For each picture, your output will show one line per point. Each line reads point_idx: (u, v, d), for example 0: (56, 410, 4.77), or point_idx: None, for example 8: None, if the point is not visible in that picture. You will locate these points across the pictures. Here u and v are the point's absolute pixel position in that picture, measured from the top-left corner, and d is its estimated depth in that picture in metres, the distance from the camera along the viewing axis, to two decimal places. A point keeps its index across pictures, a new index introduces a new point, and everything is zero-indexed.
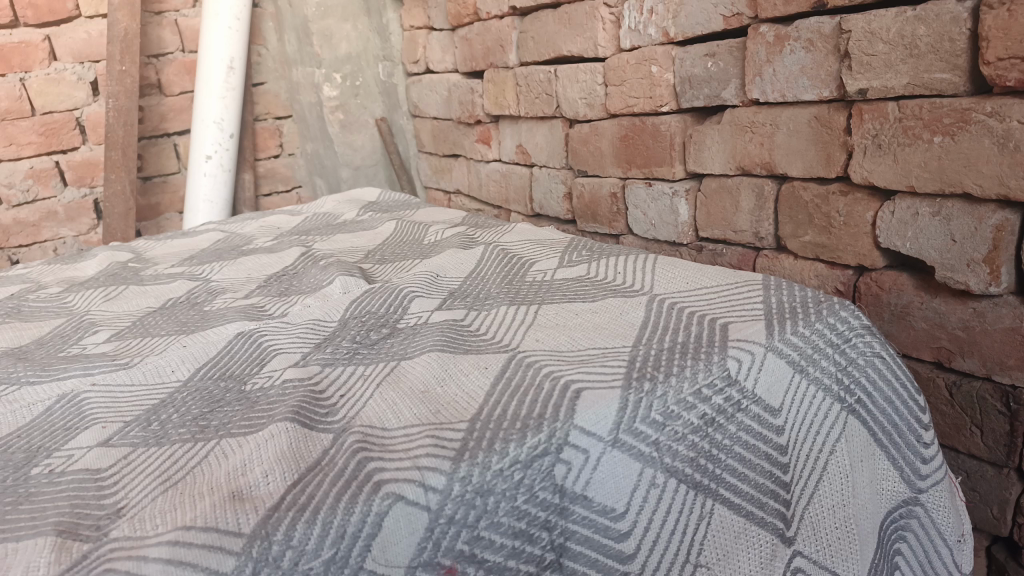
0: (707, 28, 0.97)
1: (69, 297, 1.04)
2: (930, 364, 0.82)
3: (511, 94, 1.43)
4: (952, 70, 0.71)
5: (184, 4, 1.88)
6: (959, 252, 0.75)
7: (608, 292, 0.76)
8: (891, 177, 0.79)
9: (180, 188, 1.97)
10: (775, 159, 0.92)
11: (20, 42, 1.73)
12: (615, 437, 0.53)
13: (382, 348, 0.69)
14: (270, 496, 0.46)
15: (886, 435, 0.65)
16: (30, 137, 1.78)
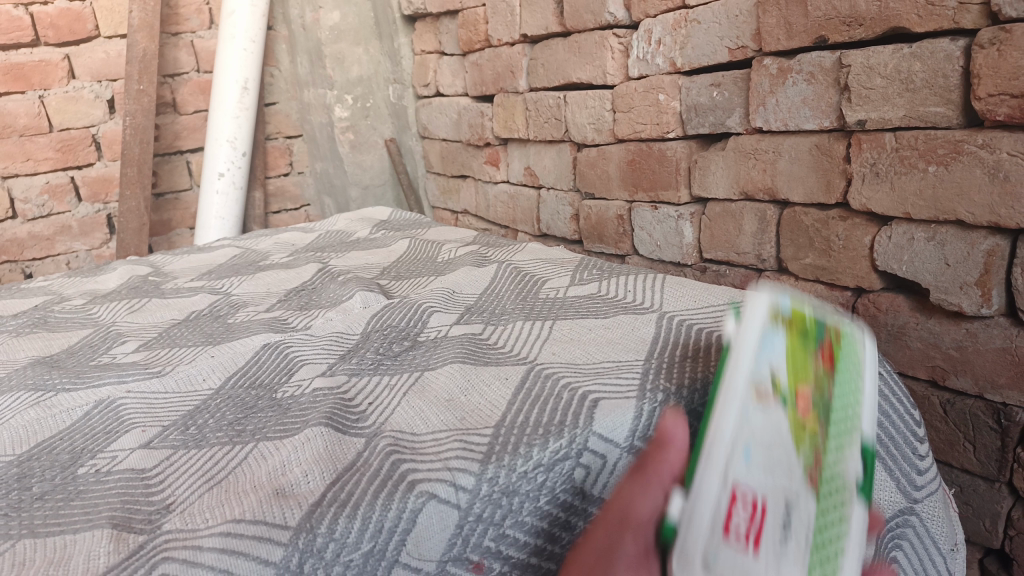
0: (713, 59, 1.02)
1: (94, 309, 1.07)
2: (926, 382, 0.86)
3: (520, 118, 1.48)
4: (945, 104, 0.76)
5: (201, 26, 1.93)
6: (953, 275, 0.79)
7: (619, 309, 0.80)
8: (888, 204, 0.83)
9: (191, 205, 2.01)
10: (777, 185, 0.96)
11: (41, 60, 1.77)
12: (631, 444, 0.56)
13: (405, 359, 0.73)
14: (311, 494, 0.50)
15: (882, 448, 0.69)
16: (47, 152, 1.82)
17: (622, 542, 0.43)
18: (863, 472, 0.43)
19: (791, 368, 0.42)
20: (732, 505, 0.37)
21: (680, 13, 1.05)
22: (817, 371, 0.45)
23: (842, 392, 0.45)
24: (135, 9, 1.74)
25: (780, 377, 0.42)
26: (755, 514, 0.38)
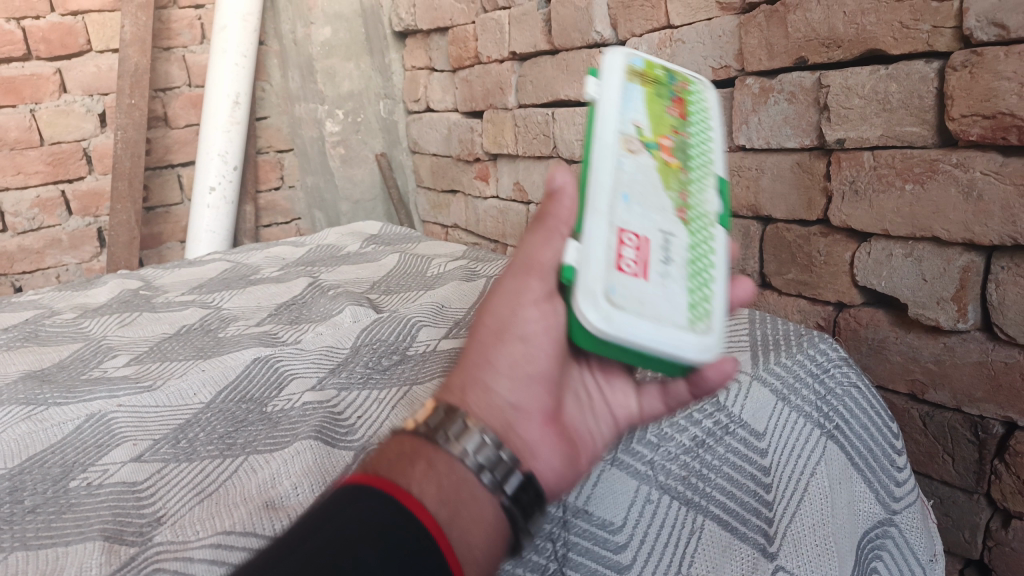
0: (697, 78, 1.04)
1: (85, 323, 1.08)
2: (906, 396, 0.88)
3: (510, 134, 1.49)
4: (921, 124, 0.78)
5: (193, 40, 1.94)
6: (930, 291, 0.81)
7: None
8: (867, 221, 0.85)
9: (182, 218, 2.02)
10: (760, 202, 0.98)
11: (32, 74, 1.78)
12: (615, 456, 0.58)
13: (394, 373, 0.74)
14: (301, 506, 0.52)
15: (862, 459, 0.70)
16: (38, 166, 1.83)
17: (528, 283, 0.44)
18: (720, 204, 0.50)
19: (651, 119, 0.51)
20: (620, 240, 0.43)
21: (665, 33, 1.07)
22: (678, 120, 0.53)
23: (697, 144, 0.53)
24: (127, 24, 1.75)
25: (645, 130, 0.50)
26: (639, 246, 0.44)
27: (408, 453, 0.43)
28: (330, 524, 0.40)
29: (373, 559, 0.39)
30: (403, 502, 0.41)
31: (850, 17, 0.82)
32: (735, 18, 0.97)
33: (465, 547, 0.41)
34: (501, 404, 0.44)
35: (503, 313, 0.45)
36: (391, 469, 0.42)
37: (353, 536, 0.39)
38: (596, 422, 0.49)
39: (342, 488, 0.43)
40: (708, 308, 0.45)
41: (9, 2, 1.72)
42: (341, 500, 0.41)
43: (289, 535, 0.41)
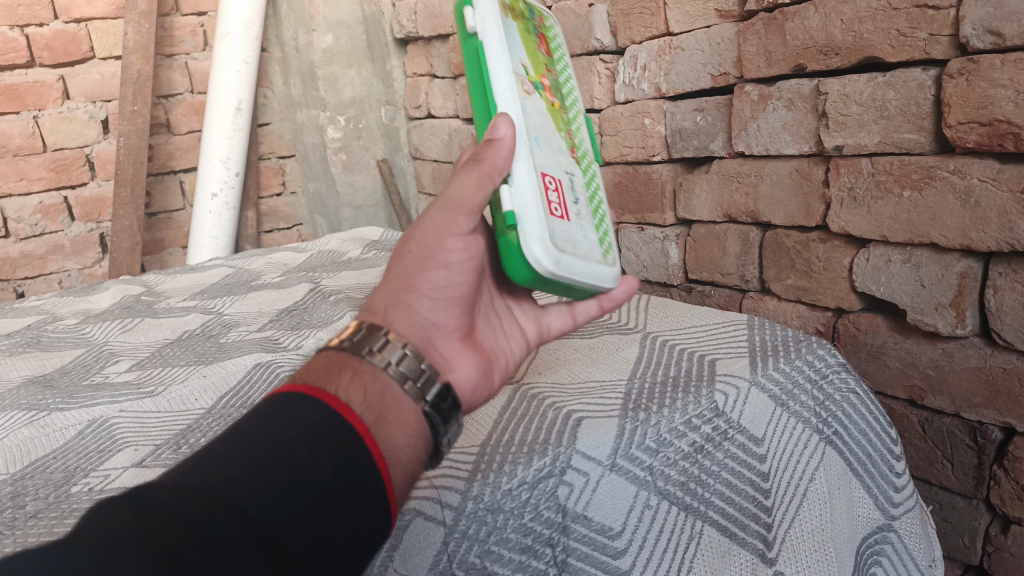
0: (696, 85, 1.04)
1: (87, 328, 1.08)
2: (904, 401, 0.88)
3: None
4: (918, 130, 0.78)
5: (195, 47, 1.95)
6: (928, 296, 0.81)
7: (604, 329, 0.82)
8: (865, 227, 0.85)
9: (184, 224, 2.03)
10: (759, 208, 0.98)
11: (36, 81, 1.79)
12: (613, 461, 0.58)
13: None
14: None
15: (861, 465, 0.70)
16: (40, 172, 1.84)
17: (456, 222, 0.52)
18: (588, 140, 0.66)
19: (528, 55, 0.60)
20: (546, 185, 0.54)
21: (664, 40, 1.08)
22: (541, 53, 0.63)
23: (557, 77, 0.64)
24: (130, 32, 1.76)
25: (529, 69, 0.59)
26: (558, 189, 0.56)
27: (334, 362, 0.49)
28: (266, 420, 0.44)
29: (307, 453, 0.42)
30: (331, 405, 0.45)
31: (848, 25, 0.82)
32: (734, 25, 0.97)
33: (389, 445, 0.46)
34: (423, 325, 0.52)
35: (425, 244, 0.52)
36: (319, 379, 0.47)
37: (288, 431, 0.43)
38: (503, 341, 0.58)
39: (274, 395, 0.46)
40: (608, 242, 0.61)
41: (13, 9, 1.73)
42: (274, 403, 0.45)
43: (225, 432, 0.44)
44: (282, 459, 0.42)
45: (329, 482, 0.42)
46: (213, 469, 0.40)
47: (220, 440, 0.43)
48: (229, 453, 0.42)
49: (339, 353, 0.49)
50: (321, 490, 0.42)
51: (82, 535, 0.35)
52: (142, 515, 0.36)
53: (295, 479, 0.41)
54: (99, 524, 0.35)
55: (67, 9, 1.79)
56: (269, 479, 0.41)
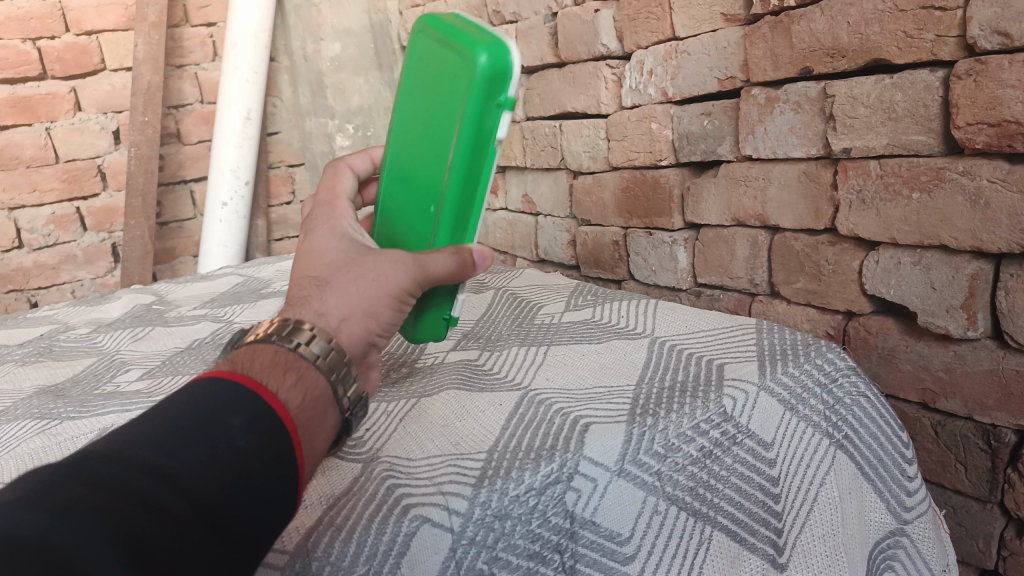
0: (703, 89, 1.04)
1: (99, 338, 1.09)
2: (917, 404, 0.88)
3: (517, 146, 1.46)
4: (927, 132, 0.78)
5: (205, 58, 1.96)
6: (939, 299, 0.80)
7: (613, 334, 0.82)
8: (874, 230, 0.85)
9: (195, 233, 2.04)
10: (768, 211, 0.98)
11: (47, 93, 1.81)
12: (621, 467, 0.58)
13: (403, 385, 0.74)
14: (310, 518, 0.53)
15: (872, 469, 0.69)
16: (53, 183, 1.85)
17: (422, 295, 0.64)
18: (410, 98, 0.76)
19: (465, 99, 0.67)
20: None
21: (670, 45, 1.08)
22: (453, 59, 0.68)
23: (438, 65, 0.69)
24: (140, 43, 1.77)
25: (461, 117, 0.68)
26: None
27: (271, 360, 0.54)
28: (201, 405, 0.47)
29: (241, 438, 0.47)
30: (264, 401, 0.50)
31: (854, 27, 0.82)
32: (740, 29, 0.97)
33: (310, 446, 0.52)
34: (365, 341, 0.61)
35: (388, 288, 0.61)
36: (257, 374, 0.52)
37: (222, 417, 0.47)
38: None
39: (211, 384, 0.50)
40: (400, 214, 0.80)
41: (25, 22, 1.75)
42: (209, 390, 0.49)
43: (163, 413, 0.47)
44: (218, 442, 0.45)
45: (260, 468, 0.47)
46: (155, 446, 0.43)
47: (155, 419, 0.46)
48: (171, 434, 0.45)
49: (275, 354, 0.54)
50: (252, 472, 0.46)
51: (36, 497, 0.37)
52: (92, 486, 0.39)
53: (231, 461, 0.45)
54: (51, 490, 0.38)
55: (78, 21, 1.80)
56: (206, 460, 0.44)
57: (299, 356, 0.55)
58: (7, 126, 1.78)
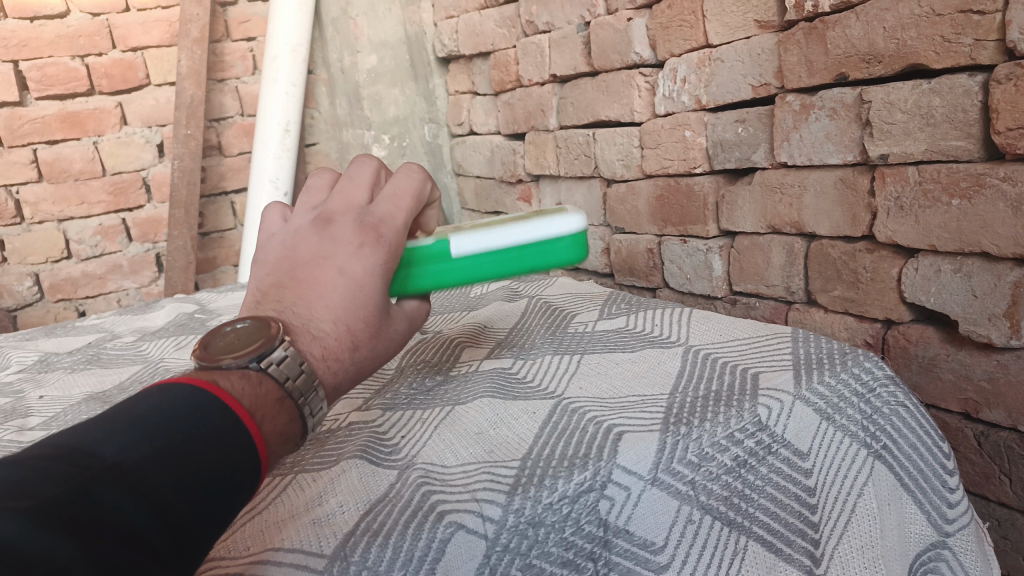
0: (737, 96, 1.04)
1: (144, 346, 1.12)
2: (959, 414, 0.86)
3: (552, 155, 1.48)
4: (966, 137, 0.77)
5: (245, 71, 2.00)
6: (981, 307, 0.79)
7: (647, 343, 0.82)
8: (913, 237, 0.84)
9: (236, 243, 2.09)
10: (804, 219, 0.97)
11: (95, 108, 1.86)
12: (654, 475, 0.58)
13: (438, 394, 0.75)
14: (346, 523, 0.54)
15: (912, 480, 0.68)
16: (100, 195, 1.91)
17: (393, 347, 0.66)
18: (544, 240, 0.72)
19: None
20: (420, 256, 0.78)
21: (704, 52, 1.08)
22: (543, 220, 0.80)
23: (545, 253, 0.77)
24: (183, 59, 1.82)
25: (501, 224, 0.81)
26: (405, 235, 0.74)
27: (277, 405, 0.55)
28: (201, 431, 0.48)
29: (228, 476, 0.47)
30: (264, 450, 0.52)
31: (890, 32, 0.81)
32: (774, 36, 0.97)
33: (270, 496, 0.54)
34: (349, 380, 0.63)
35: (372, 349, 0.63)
36: (258, 411, 0.53)
37: (218, 450, 0.48)
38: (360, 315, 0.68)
39: (225, 414, 0.50)
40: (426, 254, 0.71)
41: (74, 40, 1.81)
42: (213, 414, 0.49)
43: (171, 429, 0.47)
44: (208, 477, 0.46)
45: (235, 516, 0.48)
46: (154, 470, 0.44)
47: (156, 431, 0.46)
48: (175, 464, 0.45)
49: (281, 401, 0.55)
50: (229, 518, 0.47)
51: (41, 514, 0.37)
52: (92, 512, 0.39)
53: (216, 498, 0.46)
54: (56, 510, 0.38)
55: (124, 38, 1.86)
56: (196, 496, 0.45)
57: (299, 412, 0.57)
58: (57, 141, 1.84)
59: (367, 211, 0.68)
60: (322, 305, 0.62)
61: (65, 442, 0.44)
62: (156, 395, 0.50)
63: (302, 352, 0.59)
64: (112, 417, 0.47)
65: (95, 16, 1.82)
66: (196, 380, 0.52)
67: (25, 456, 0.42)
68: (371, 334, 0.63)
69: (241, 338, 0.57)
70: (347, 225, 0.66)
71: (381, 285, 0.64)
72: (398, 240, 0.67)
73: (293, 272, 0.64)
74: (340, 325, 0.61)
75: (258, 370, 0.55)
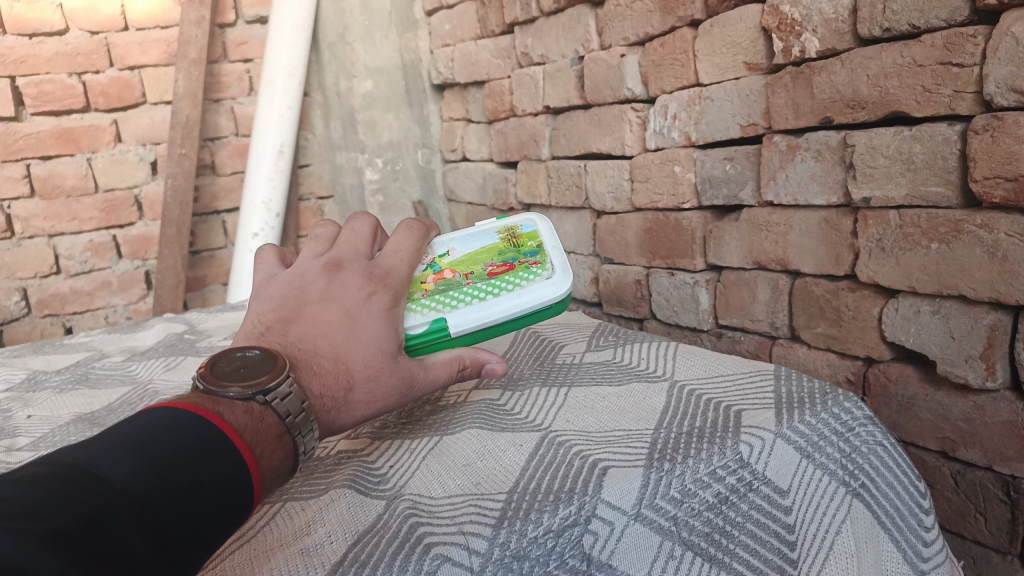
0: (726, 134, 1.06)
1: (133, 366, 1.12)
2: (937, 453, 0.88)
3: (543, 184, 1.49)
4: (945, 184, 0.79)
5: (241, 92, 2.02)
6: (958, 348, 0.81)
7: (633, 377, 0.83)
8: (894, 278, 0.86)
9: (226, 263, 2.09)
10: (789, 256, 0.99)
11: (90, 126, 1.87)
12: (637, 511, 0.60)
13: (427, 423, 0.76)
14: (335, 553, 0.54)
15: (889, 518, 0.69)
16: (92, 212, 1.92)
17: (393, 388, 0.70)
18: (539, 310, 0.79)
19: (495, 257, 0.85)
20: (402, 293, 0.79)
21: (694, 91, 1.10)
22: (522, 264, 0.83)
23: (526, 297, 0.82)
24: (181, 79, 1.84)
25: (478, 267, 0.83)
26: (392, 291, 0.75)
27: (274, 442, 0.57)
28: (202, 459, 0.50)
29: (221, 503, 0.49)
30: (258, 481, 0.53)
31: (874, 80, 0.84)
32: (762, 78, 1.00)
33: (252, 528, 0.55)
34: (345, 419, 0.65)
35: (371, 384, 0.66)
36: (257, 447, 0.55)
37: (213, 478, 0.50)
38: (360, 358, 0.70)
39: (227, 443, 0.52)
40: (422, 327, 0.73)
41: (72, 57, 1.83)
42: (214, 444, 0.51)
43: (174, 458, 0.49)
44: (203, 506, 0.48)
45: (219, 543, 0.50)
46: (155, 497, 0.46)
47: (159, 458, 0.48)
48: (174, 494, 0.47)
49: (279, 437, 0.57)
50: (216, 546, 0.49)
51: (52, 541, 0.39)
52: (97, 540, 0.41)
53: (209, 526, 0.48)
54: (66, 538, 0.39)
55: (122, 57, 1.87)
56: (191, 523, 0.47)
57: (293, 448, 0.59)
58: (51, 157, 1.85)
59: (374, 263, 0.73)
60: (324, 343, 0.65)
61: (69, 463, 0.45)
62: (156, 418, 0.51)
63: (303, 388, 0.62)
64: (112, 440, 0.48)
65: (94, 35, 1.84)
66: (201, 410, 0.54)
67: (31, 477, 0.43)
68: (369, 375, 0.65)
69: (247, 368, 0.59)
70: (357, 273, 0.71)
71: (386, 327, 0.68)
72: (403, 288, 0.73)
73: (300, 310, 0.68)
74: (340, 363, 0.65)
75: (262, 403, 0.58)
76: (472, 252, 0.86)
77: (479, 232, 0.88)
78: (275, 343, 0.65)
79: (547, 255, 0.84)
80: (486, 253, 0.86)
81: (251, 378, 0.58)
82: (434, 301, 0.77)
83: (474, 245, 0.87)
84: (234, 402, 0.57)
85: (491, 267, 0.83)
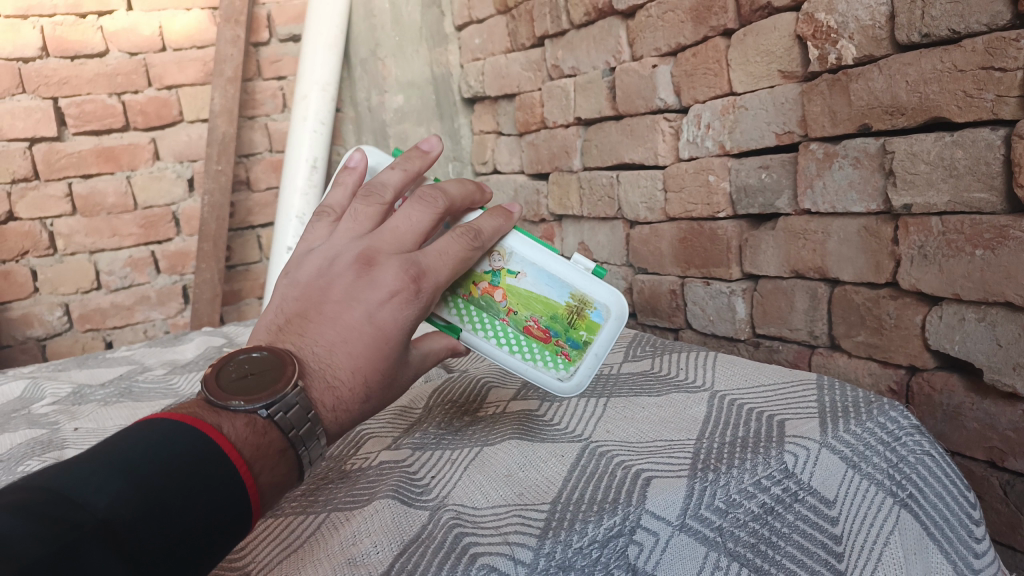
0: (761, 143, 1.06)
1: (175, 379, 1.14)
2: (984, 463, 0.86)
3: (575, 195, 1.49)
4: (989, 190, 0.78)
5: (274, 109, 2.06)
6: (1005, 356, 0.80)
7: (673, 387, 0.83)
8: (936, 285, 0.85)
9: (261, 276, 2.12)
10: (827, 265, 0.98)
11: (130, 143, 1.92)
12: (682, 521, 0.59)
13: (466, 435, 0.76)
14: (381, 564, 0.55)
15: (939, 529, 0.68)
16: (131, 228, 1.95)
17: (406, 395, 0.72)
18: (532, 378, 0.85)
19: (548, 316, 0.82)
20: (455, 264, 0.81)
21: (727, 100, 1.10)
22: (553, 343, 0.82)
23: None
24: (217, 97, 1.87)
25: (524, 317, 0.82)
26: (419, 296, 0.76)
27: (277, 455, 0.59)
28: (196, 481, 0.52)
29: (212, 522, 0.51)
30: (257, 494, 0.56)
31: (912, 86, 0.83)
32: (798, 85, 0.99)
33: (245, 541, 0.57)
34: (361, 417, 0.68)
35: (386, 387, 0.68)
36: (257, 462, 0.57)
37: (205, 495, 0.51)
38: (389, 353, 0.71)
39: (219, 463, 0.54)
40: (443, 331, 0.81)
41: (112, 77, 1.87)
42: (210, 461, 0.53)
43: (160, 481, 0.50)
44: (190, 528, 0.50)
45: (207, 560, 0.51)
46: (138, 523, 0.47)
47: (146, 480, 0.50)
48: (159, 518, 0.48)
49: (282, 451, 0.59)
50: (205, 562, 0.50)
51: None
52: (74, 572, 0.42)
53: (194, 547, 0.50)
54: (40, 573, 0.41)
55: (160, 76, 1.91)
56: (174, 545, 0.48)
57: (298, 460, 0.61)
58: (92, 175, 1.89)
59: (413, 258, 0.71)
60: (343, 348, 0.66)
61: (53, 491, 0.46)
62: (151, 437, 0.53)
63: (314, 399, 0.63)
64: (103, 461, 0.50)
65: (133, 55, 1.89)
66: (201, 424, 0.56)
67: (13, 503, 0.44)
68: (383, 384, 0.67)
69: (254, 377, 0.61)
70: (391, 269, 0.69)
71: (403, 334, 0.68)
72: (434, 293, 0.71)
73: (321, 308, 0.68)
74: (358, 372, 0.66)
75: (265, 417, 0.59)
76: (535, 293, 0.81)
77: (564, 276, 0.80)
78: (291, 343, 0.66)
79: (583, 356, 0.82)
80: (541, 305, 0.81)
81: (260, 390, 0.60)
82: (465, 312, 0.81)
83: (542, 287, 0.81)
84: (236, 413, 0.59)
85: (533, 323, 0.82)
